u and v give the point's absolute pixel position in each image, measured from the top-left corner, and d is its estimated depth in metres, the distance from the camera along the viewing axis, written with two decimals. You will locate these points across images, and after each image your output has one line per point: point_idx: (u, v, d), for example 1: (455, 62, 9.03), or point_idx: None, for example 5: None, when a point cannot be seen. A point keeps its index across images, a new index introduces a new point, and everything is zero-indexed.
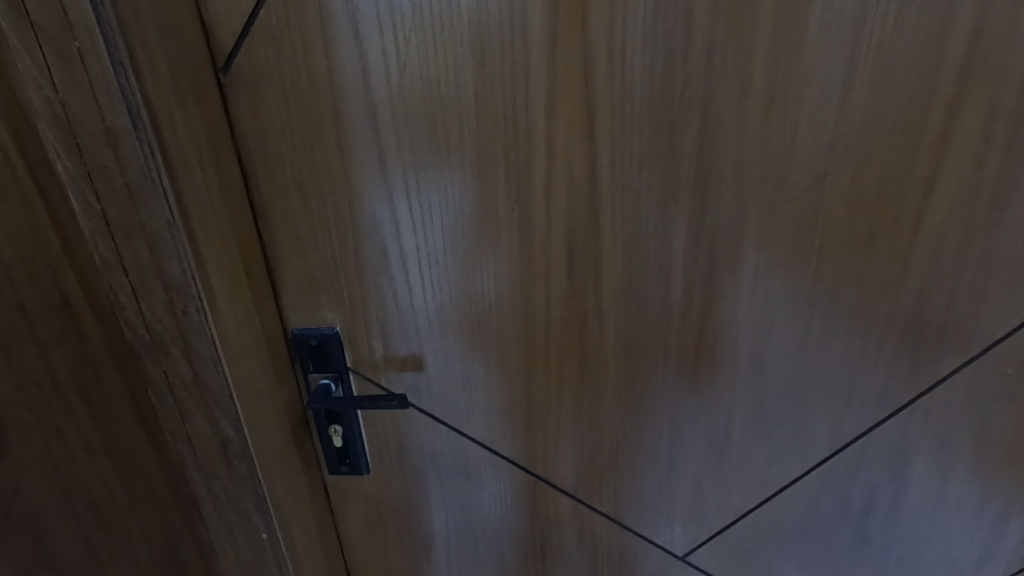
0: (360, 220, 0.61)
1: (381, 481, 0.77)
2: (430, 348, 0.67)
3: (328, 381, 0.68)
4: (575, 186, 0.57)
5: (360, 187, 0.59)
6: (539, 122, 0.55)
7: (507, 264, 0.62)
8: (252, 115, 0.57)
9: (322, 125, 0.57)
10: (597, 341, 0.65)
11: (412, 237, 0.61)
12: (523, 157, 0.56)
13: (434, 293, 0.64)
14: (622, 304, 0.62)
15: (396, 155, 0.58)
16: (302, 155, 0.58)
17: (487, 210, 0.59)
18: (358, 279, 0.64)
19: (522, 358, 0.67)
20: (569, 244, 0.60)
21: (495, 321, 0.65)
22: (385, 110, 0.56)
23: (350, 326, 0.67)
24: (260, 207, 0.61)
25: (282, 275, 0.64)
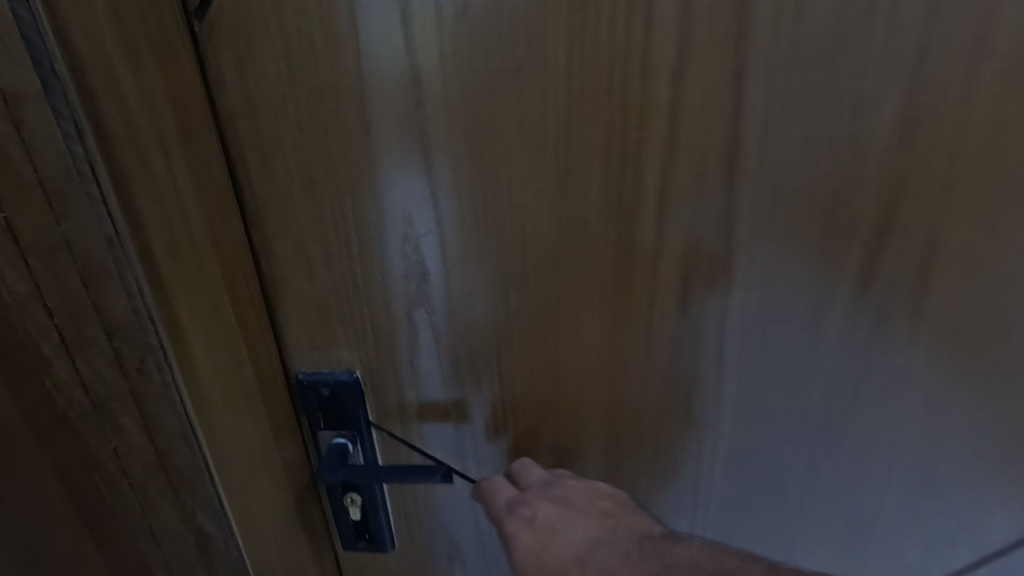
0: (393, 232, 0.44)
1: (408, 558, 0.60)
2: (479, 400, 0.50)
3: (345, 441, 0.52)
4: (704, 189, 0.40)
5: (393, 187, 0.42)
6: (661, 95, 0.37)
7: (593, 294, 0.45)
8: (240, 82, 0.39)
9: (341, 99, 0.39)
10: (707, 396, 0.48)
11: (462, 255, 0.44)
12: (631, 146, 0.39)
13: (490, 330, 0.47)
14: (750, 350, 0.45)
15: (446, 143, 0.40)
16: (312, 140, 0.41)
17: (573, 221, 0.42)
18: (387, 310, 0.47)
19: (602, 416, 0.50)
20: (685, 267, 0.43)
21: (569, 367, 0.48)
22: (433, 76, 0.38)
23: (375, 370, 0.50)
24: (250, 212, 0.43)
25: (283, 304, 0.47)
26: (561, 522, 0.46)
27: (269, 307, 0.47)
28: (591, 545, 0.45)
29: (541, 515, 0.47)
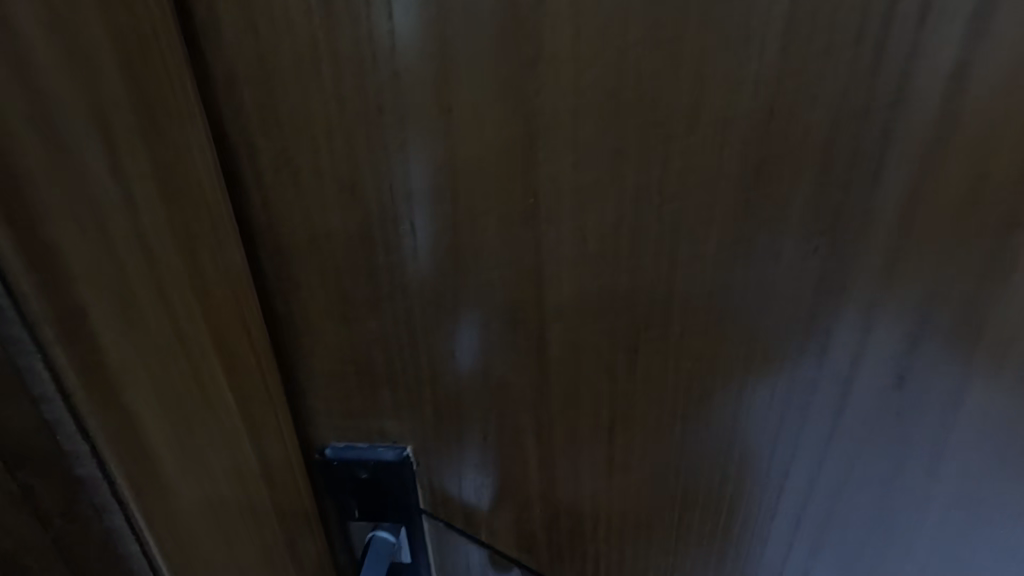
0: (472, 262, 0.29)
1: None
2: (576, 490, 0.36)
3: (387, 537, 0.38)
4: (976, 206, 0.25)
5: (477, 196, 0.27)
6: (942, 55, 0.22)
7: (764, 357, 0.30)
8: (243, 27, 0.25)
9: (406, 58, 0.25)
10: (909, 500, 0.33)
11: (573, 298, 0.30)
12: (875, 135, 0.24)
13: (602, 401, 0.33)
14: (990, 443, 0.31)
15: (570, 129, 0.25)
16: (354, 121, 0.26)
17: (755, 250, 0.27)
18: (454, 371, 0.32)
19: (750, 518, 0.36)
20: (917, 322, 0.28)
21: (712, 453, 0.34)
22: (559, 19, 0.23)
23: (430, 448, 0.36)
24: (259, 230, 0.29)
25: (305, 359, 0.33)
26: None
27: (284, 363, 0.33)
28: None
29: None
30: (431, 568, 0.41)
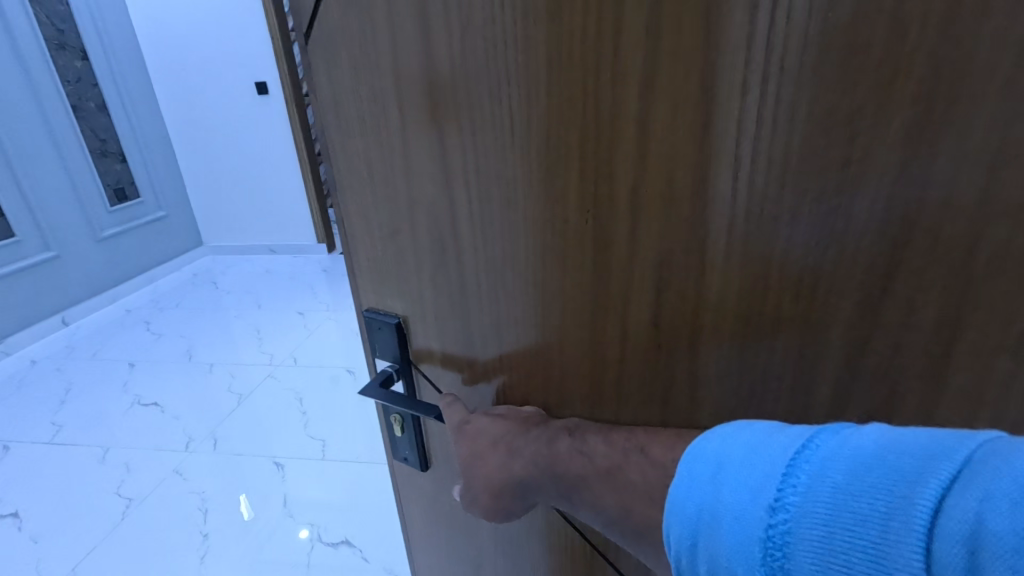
0: (418, 211, 0.51)
1: (437, 484, 0.71)
2: (484, 367, 0.56)
3: (389, 370, 0.62)
4: (675, 201, 0.38)
5: (415, 174, 0.49)
6: (632, 100, 0.37)
7: (574, 291, 0.46)
8: (324, 81, 0.50)
9: (382, 99, 0.47)
10: (682, 413, 0.46)
11: (469, 239, 0.49)
12: (605, 151, 0.39)
13: (488, 307, 0.52)
14: (726, 378, 0.42)
15: (455, 139, 0.45)
16: (364, 127, 0.50)
17: (552, 217, 0.44)
18: (415, 276, 0.55)
19: (588, 410, 0.51)
20: (658, 276, 0.41)
21: (555, 353, 0.50)
22: (443, 79, 0.43)
23: (411, 320, 0.59)
24: (334, 182, 0.56)
25: (355, 254, 0.60)
26: (479, 431, 0.51)
27: (346, 252, 0.61)
28: (501, 433, 0.49)
29: (470, 424, 0.51)
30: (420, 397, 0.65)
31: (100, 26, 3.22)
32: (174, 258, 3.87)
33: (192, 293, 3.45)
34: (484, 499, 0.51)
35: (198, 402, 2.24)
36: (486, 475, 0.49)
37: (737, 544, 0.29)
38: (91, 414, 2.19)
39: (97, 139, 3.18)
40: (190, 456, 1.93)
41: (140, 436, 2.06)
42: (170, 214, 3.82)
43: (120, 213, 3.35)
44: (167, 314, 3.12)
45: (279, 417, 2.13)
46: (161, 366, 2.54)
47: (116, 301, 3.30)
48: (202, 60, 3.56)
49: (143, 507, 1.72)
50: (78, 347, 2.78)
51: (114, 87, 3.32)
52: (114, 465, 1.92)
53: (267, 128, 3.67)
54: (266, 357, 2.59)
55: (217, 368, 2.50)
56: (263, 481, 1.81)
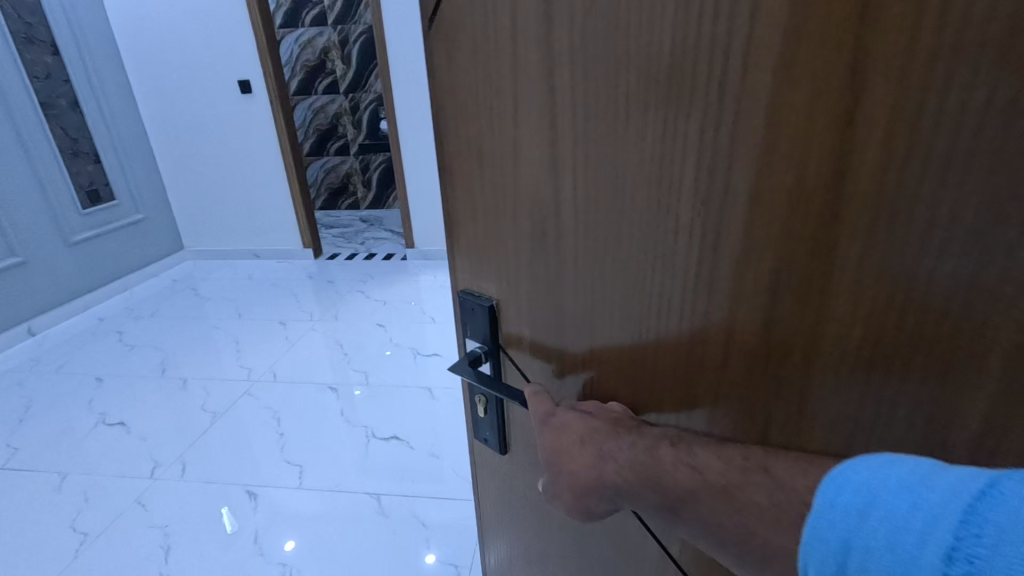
0: (522, 198, 0.52)
1: (512, 468, 0.72)
2: (575, 359, 0.56)
3: (479, 351, 0.64)
4: (800, 198, 0.36)
5: (523, 158, 0.50)
6: (764, 86, 0.35)
7: (675, 288, 0.45)
8: (446, 63, 0.52)
9: (498, 82, 0.48)
10: (784, 427, 0.43)
11: (571, 228, 0.49)
12: (726, 141, 0.38)
13: (579, 296, 0.52)
14: (840, 398, 0.39)
15: (566, 123, 0.45)
16: (475, 110, 0.51)
17: (659, 208, 0.43)
18: (514, 262, 0.56)
19: (682, 409, 0.50)
20: (771, 279, 0.39)
21: (648, 350, 0.49)
22: (562, 63, 0.43)
23: (503, 306, 0.61)
24: (444, 164, 0.59)
25: (456, 237, 0.62)
26: (567, 431, 0.50)
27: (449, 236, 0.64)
28: (589, 430, 0.49)
29: (556, 418, 0.52)
30: (507, 380, 0.67)
31: (83, 47, 3.73)
32: (152, 262, 4.38)
33: (169, 303, 3.85)
34: (567, 496, 0.50)
35: (172, 424, 2.48)
36: (573, 473, 0.49)
37: (907, 574, 0.29)
38: (60, 431, 2.46)
39: (69, 138, 3.58)
40: (155, 482, 2.12)
41: (100, 462, 2.25)
42: (147, 217, 4.32)
43: (92, 215, 3.78)
44: (137, 326, 3.52)
45: (246, 437, 2.38)
46: (134, 384, 2.84)
47: (87, 310, 3.73)
48: (195, 83, 4.10)
49: (87, 513, 1.98)
50: (44, 361, 3.10)
51: (91, 90, 3.79)
52: (71, 493, 2.10)
53: (248, 123, 4.16)
54: (244, 372, 2.90)
55: (191, 386, 2.80)
56: (217, 505, 2.00)
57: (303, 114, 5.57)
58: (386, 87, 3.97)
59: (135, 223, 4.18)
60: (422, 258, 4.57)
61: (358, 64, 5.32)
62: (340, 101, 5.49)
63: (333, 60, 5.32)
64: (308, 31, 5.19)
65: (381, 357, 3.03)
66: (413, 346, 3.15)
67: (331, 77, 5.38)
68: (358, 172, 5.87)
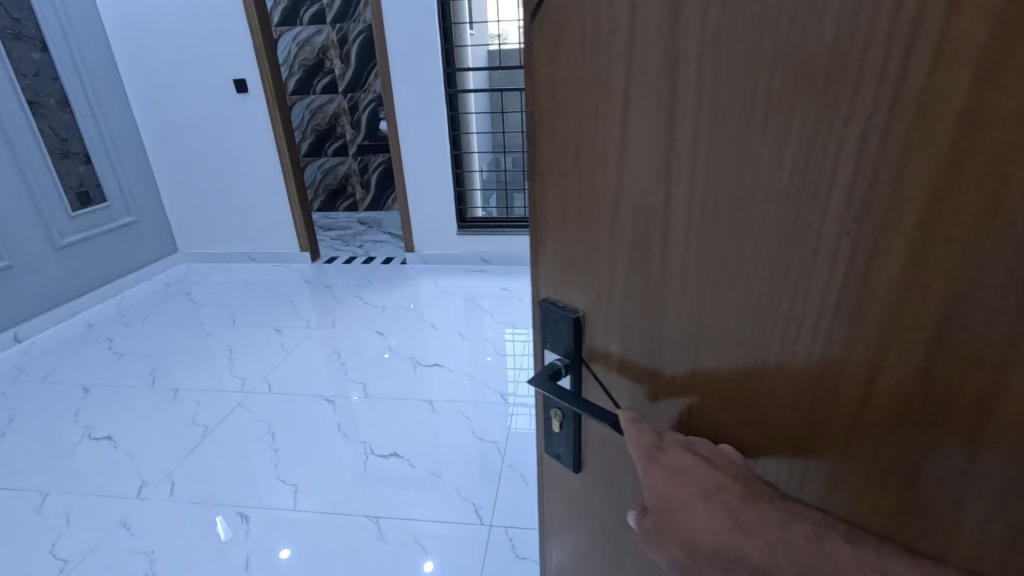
0: (624, 207, 0.49)
1: (582, 488, 0.71)
2: (672, 380, 0.53)
3: (561, 363, 0.62)
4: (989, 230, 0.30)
5: (630, 164, 0.47)
6: (955, 94, 0.29)
7: (805, 318, 0.41)
8: (547, 60, 0.50)
9: (608, 83, 0.45)
10: (931, 500, 0.37)
11: (681, 241, 0.46)
12: (893, 156, 0.33)
13: (685, 313, 0.49)
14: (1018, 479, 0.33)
15: (688, 129, 0.41)
16: (577, 111, 0.49)
17: (796, 226, 0.39)
18: (607, 274, 0.54)
19: (799, 453, 0.45)
20: (937, 321, 0.34)
21: (764, 382, 0.45)
22: (690, 60, 0.39)
23: (591, 318, 0.58)
24: (534, 167, 0.57)
25: (541, 244, 0.61)
26: (686, 474, 0.47)
27: (534, 245, 0.62)
28: (717, 486, 0.45)
29: (671, 457, 0.48)
30: (586, 395, 0.65)
31: (74, 44, 3.63)
32: (144, 266, 4.27)
33: (161, 309, 3.75)
34: (675, 550, 0.46)
35: (164, 437, 2.41)
36: (689, 524, 0.45)
37: None
38: (47, 444, 2.38)
39: (57, 138, 3.49)
40: (143, 502, 2.04)
41: (84, 481, 2.16)
42: (139, 219, 4.21)
43: (81, 218, 3.68)
44: (128, 332, 3.42)
45: (244, 450, 2.31)
46: (124, 393, 2.75)
47: (76, 315, 3.63)
48: (189, 82, 4.00)
49: (72, 536, 1.90)
50: (30, 369, 3.00)
51: (81, 88, 3.69)
52: (53, 516, 2.00)
53: (244, 124, 4.05)
54: (238, 383, 2.82)
55: (184, 396, 2.72)
56: (205, 526, 1.93)
57: (300, 114, 5.48)
58: (386, 87, 3.90)
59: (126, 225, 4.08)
60: (421, 262, 4.51)
61: (357, 64, 5.24)
62: (338, 101, 5.41)
63: (332, 60, 5.24)
64: (307, 30, 5.12)
65: (380, 365, 2.97)
66: (414, 355, 3.08)
67: (329, 77, 5.30)
68: (356, 172, 5.78)
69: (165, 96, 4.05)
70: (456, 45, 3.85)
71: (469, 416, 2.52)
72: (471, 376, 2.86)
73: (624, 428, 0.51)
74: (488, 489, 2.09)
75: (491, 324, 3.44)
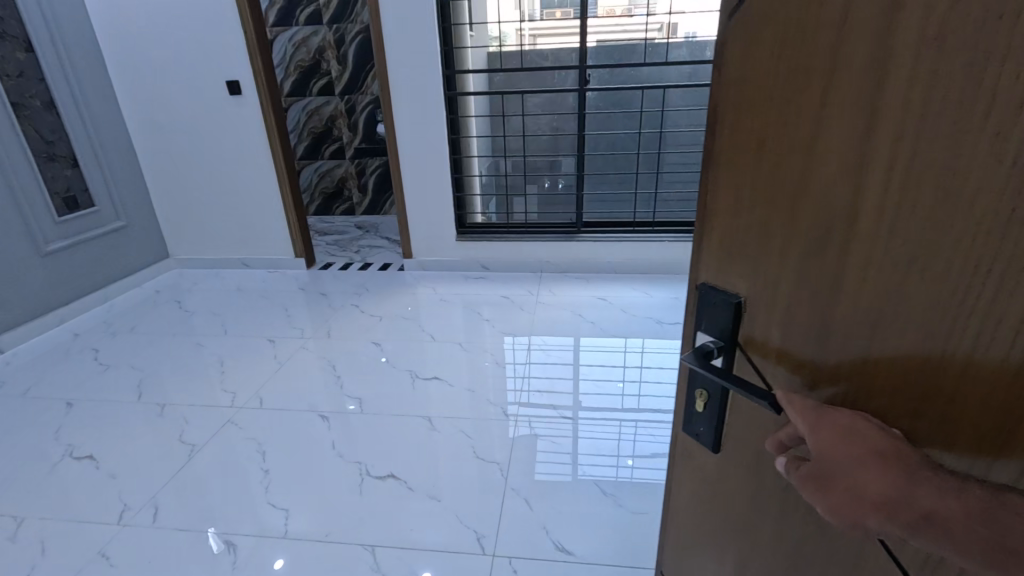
0: (808, 203, 0.56)
1: (717, 461, 0.86)
2: (835, 368, 0.57)
3: (713, 345, 0.72)
4: None
5: (818, 164, 0.54)
6: None
7: (1003, 323, 0.41)
8: (743, 68, 0.60)
9: (802, 87, 0.53)
10: None
11: (863, 237, 0.51)
12: None
13: (858, 309, 0.53)
14: None
15: (887, 134, 0.46)
16: (767, 113, 0.57)
17: (1003, 237, 0.40)
18: (780, 261, 0.62)
19: (980, 454, 0.45)
20: None
21: (949, 379, 0.46)
22: (898, 70, 0.44)
23: (751, 302, 0.68)
24: (717, 162, 0.67)
25: (713, 231, 0.72)
26: (852, 435, 0.51)
27: (704, 227, 0.74)
28: (887, 455, 0.48)
29: (833, 417, 0.53)
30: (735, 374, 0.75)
31: (63, 45, 3.52)
32: (135, 273, 4.16)
33: (151, 317, 3.64)
34: (839, 496, 0.49)
35: (144, 458, 2.29)
36: (859, 475, 0.48)
37: None
38: (23, 466, 2.26)
39: (43, 141, 3.39)
40: (124, 529, 1.93)
41: (62, 506, 2.05)
42: (130, 224, 4.10)
43: (68, 223, 3.57)
44: (116, 342, 3.30)
45: (234, 470, 2.21)
46: (109, 409, 2.64)
47: (63, 323, 3.52)
48: (180, 84, 3.88)
49: (48, 566, 1.79)
50: (13, 382, 2.89)
51: (67, 89, 3.56)
52: (27, 544, 1.89)
53: (238, 126, 3.94)
54: (228, 397, 2.71)
55: (169, 412, 2.60)
56: (191, 554, 1.83)
57: (296, 116, 5.38)
58: (384, 90, 3.79)
59: (116, 231, 3.96)
60: (419, 269, 4.40)
61: (354, 65, 5.13)
62: (335, 103, 5.30)
63: (329, 61, 5.14)
64: (303, 30, 5.02)
65: (376, 378, 2.86)
66: (411, 368, 2.98)
67: (326, 78, 5.19)
68: (353, 175, 5.67)
69: (156, 98, 3.94)
70: (455, 46, 3.81)
71: (470, 434, 2.42)
72: (471, 391, 2.74)
73: (783, 405, 0.58)
74: (491, 514, 1.99)
75: (492, 335, 3.33)
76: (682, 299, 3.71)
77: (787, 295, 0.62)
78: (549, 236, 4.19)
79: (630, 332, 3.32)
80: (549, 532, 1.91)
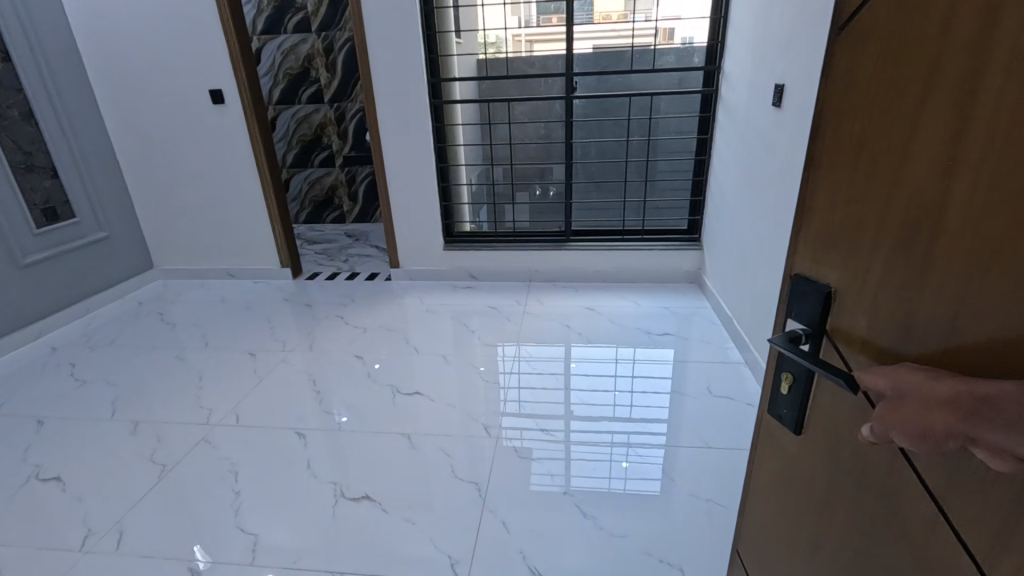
0: (902, 196, 0.57)
1: (795, 440, 0.87)
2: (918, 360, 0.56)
3: (801, 331, 0.74)
4: None
5: (914, 155, 0.55)
6: None
7: None
8: (851, 71, 0.64)
9: (904, 81, 0.56)
10: None
11: (952, 225, 0.51)
12: None
13: (943, 299, 0.52)
14: None
15: (980, 122, 0.47)
16: (871, 109, 0.61)
17: None
18: (871, 253, 0.62)
19: None
20: None
21: None
22: (995, 59, 0.45)
23: (840, 291, 0.69)
24: (823, 160, 0.71)
25: (811, 225, 0.75)
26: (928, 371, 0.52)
27: (805, 224, 0.76)
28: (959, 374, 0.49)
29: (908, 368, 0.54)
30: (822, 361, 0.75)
31: (42, 56, 3.48)
32: (118, 284, 4.09)
33: (132, 330, 3.57)
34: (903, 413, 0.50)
35: (108, 482, 2.21)
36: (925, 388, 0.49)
37: None
38: None
39: (20, 152, 3.34)
40: (86, 556, 1.86)
41: (22, 532, 1.97)
42: (113, 235, 4.04)
43: (48, 234, 3.52)
44: (92, 356, 3.23)
45: (203, 493, 2.14)
46: (80, 428, 2.56)
47: (41, 336, 3.45)
48: (163, 93, 3.83)
49: None
50: None
51: (48, 99, 3.52)
52: None
53: (222, 135, 3.89)
54: (203, 413, 2.65)
55: (141, 431, 2.53)
56: None
57: (286, 125, 5.33)
58: (369, 98, 3.75)
59: (98, 242, 3.90)
60: (406, 278, 4.35)
61: (343, 73, 5.10)
62: (325, 111, 5.26)
63: (317, 68, 5.10)
64: (292, 38, 4.99)
65: (356, 393, 2.80)
66: (392, 383, 2.91)
67: (315, 86, 5.15)
68: (344, 183, 5.61)
69: (139, 108, 3.90)
70: (441, 54, 3.77)
71: (451, 453, 2.35)
72: (454, 406, 2.68)
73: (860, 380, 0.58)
74: (466, 537, 1.93)
75: (480, 346, 3.27)
76: (673, 309, 3.66)
77: (875, 287, 0.62)
78: (538, 245, 4.15)
79: (619, 342, 3.27)
80: (526, 557, 1.84)
